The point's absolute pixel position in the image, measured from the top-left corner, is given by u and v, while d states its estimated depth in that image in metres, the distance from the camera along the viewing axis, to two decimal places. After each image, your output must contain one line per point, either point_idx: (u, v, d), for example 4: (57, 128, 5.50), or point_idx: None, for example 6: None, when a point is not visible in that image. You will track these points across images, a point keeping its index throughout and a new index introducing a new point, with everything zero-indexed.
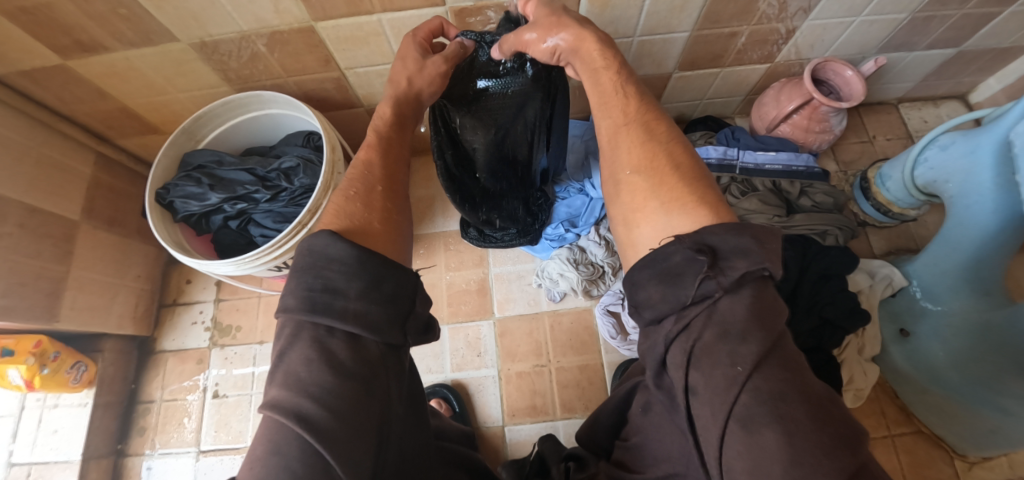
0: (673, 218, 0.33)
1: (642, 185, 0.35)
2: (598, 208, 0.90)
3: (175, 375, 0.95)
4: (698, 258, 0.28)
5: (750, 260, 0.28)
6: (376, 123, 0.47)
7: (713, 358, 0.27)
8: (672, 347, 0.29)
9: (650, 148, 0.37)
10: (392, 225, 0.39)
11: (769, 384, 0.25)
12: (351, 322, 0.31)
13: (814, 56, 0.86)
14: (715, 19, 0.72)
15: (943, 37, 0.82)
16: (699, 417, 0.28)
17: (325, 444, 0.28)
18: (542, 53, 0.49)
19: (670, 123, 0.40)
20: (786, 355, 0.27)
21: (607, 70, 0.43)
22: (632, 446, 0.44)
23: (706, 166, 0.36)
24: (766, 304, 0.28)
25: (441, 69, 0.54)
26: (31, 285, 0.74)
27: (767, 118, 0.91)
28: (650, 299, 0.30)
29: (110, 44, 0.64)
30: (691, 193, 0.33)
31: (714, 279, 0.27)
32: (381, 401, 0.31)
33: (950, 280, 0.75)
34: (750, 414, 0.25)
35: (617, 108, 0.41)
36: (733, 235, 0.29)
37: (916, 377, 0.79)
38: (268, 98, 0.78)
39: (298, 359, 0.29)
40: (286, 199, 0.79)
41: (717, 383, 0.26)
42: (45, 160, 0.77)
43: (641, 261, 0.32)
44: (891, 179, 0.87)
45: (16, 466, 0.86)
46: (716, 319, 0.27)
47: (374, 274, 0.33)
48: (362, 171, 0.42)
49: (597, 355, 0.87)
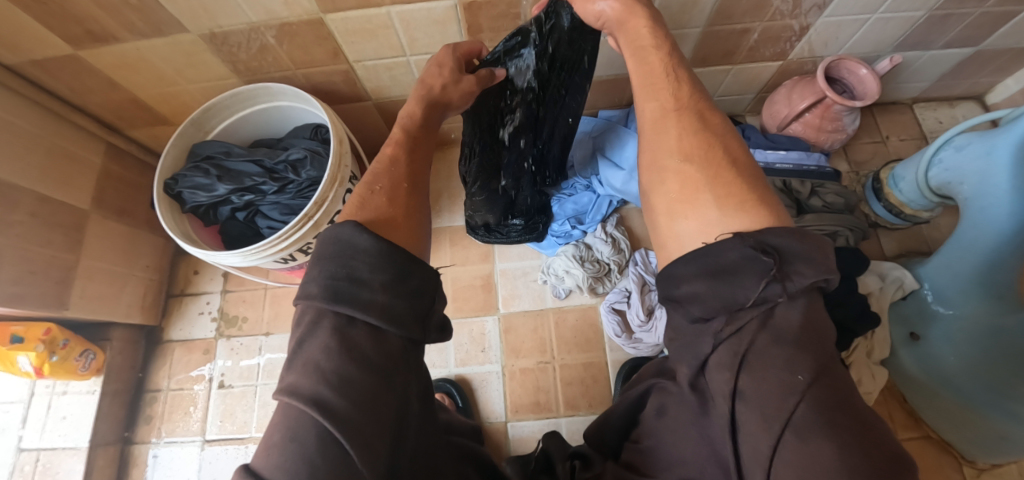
0: (728, 216, 0.31)
1: (694, 175, 0.34)
2: (605, 205, 0.91)
3: (181, 364, 0.96)
4: (760, 258, 0.27)
5: (816, 269, 0.27)
6: (404, 121, 0.48)
7: (769, 363, 0.26)
8: (718, 348, 0.29)
9: (703, 139, 0.36)
10: (415, 222, 0.39)
11: (826, 395, 0.25)
12: (375, 313, 0.30)
13: (828, 54, 0.84)
14: (727, 14, 0.71)
15: (961, 36, 0.81)
16: (743, 423, 0.28)
17: (346, 431, 0.27)
18: (589, 15, 0.50)
19: (721, 116, 0.39)
20: (835, 374, 0.26)
21: (655, 49, 0.43)
22: (644, 450, 0.43)
23: (759, 167, 0.35)
24: (818, 314, 0.28)
25: (473, 88, 0.56)
26: (42, 273, 0.75)
27: (778, 116, 0.90)
28: (698, 295, 0.29)
29: (121, 35, 0.64)
30: (748, 192, 0.32)
31: (778, 283, 0.27)
32: (398, 396, 0.31)
33: (962, 285, 0.74)
34: (806, 422, 0.25)
35: (666, 94, 0.40)
36: (795, 239, 0.28)
37: (926, 382, 0.78)
38: (277, 90, 0.78)
39: (318, 346, 0.29)
40: (293, 192, 0.79)
41: (773, 389, 0.26)
42: (57, 150, 0.78)
43: (688, 253, 0.31)
44: (904, 181, 0.85)
45: (26, 450, 0.87)
46: (771, 326, 0.27)
47: (399, 268, 0.33)
48: (388, 166, 0.42)
49: (601, 353, 0.87)
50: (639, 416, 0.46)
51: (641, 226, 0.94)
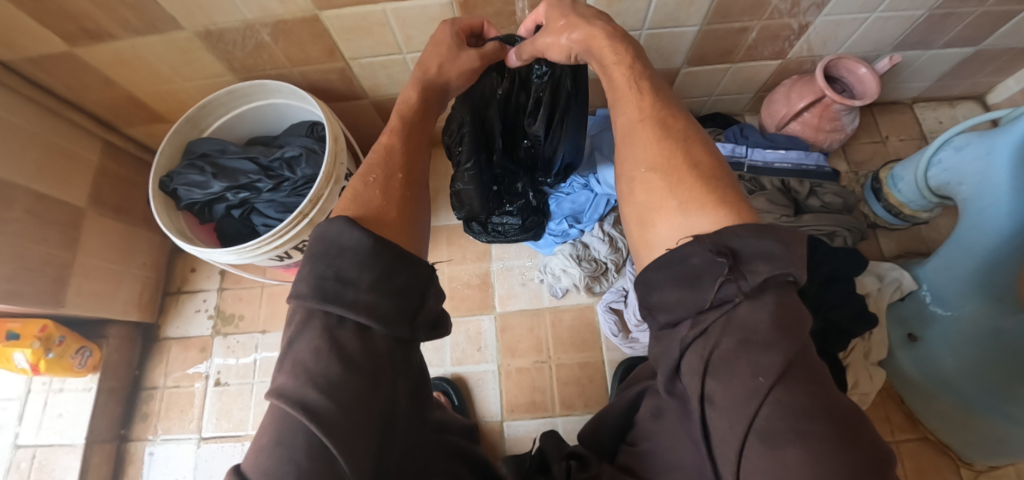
0: (692, 219, 0.31)
1: (658, 183, 0.34)
2: (603, 204, 0.89)
3: (179, 362, 0.96)
4: (717, 261, 0.27)
5: (774, 265, 0.26)
6: (400, 109, 0.48)
7: (733, 367, 0.25)
8: (687, 352, 0.29)
9: (668, 144, 0.36)
10: (408, 215, 0.39)
11: (792, 398, 0.24)
12: (362, 313, 0.30)
13: (827, 53, 0.84)
14: (725, 13, 0.71)
15: (961, 35, 0.80)
16: (716, 428, 0.27)
17: (329, 434, 0.27)
18: (558, 56, 0.48)
19: (688, 119, 0.39)
20: (806, 374, 0.25)
21: (618, 65, 0.42)
22: (641, 453, 0.43)
23: (728, 166, 0.35)
24: (789, 309, 0.26)
25: (473, 65, 0.53)
26: (37, 270, 0.74)
27: (776, 115, 0.89)
28: (666, 302, 0.30)
29: (116, 32, 0.64)
30: (712, 192, 0.32)
31: (734, 283, 0.26)
32: (387, 396, 0.31)
33: (961, 286, 0.73)
34: (771, 428, 0.24)
35: (632, 105, 0.40)
36: (757, 238, 0.27)
37: (924, 385, 0.77)
38: (273, 88, 0.78)
39: (307, 347, 0.29)
40: (288, 190, 0.78)
41: (738, 393, 0.25)
42: (53, 147, 0.78)
43: (657, 261, 0.31)
44: (903, 181, 0.85)
45: (22, 447, 0.87)
46: (734, 327, 0.26)
47: (387, 266, 0.32)
48: (383, 156, 0.42)
49: (598, 352, 0.87)
50: (637, 417, 0.47)
51: None
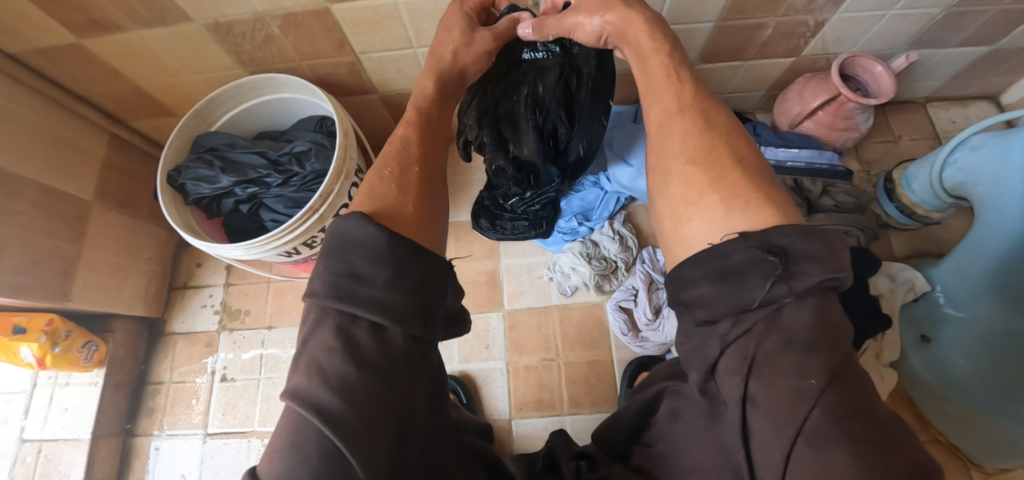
0: (734, 216, 0.30)
1: (698, 177, 0.33)
2: (612, 202, 0.90)
3: (184, 357, 0.95)
4: (767, 259, 0.26)
5: (824, 268, 0.25)
6: (417, 100, 0.47)
7: (780, 369, 0.25)
8: (726, 352, 0.27)
9: (708, 138, 0.34)
10: (424, 210, 0.38)
11: (841, 401, 0.24)
12: (375, 310, 0.29)
13: (842, 51, 0.82)
14: (740, 9, 0.70)
15: (978, 34, 0.79)
16: (755, 430, 0.26)
17: (343, 437, 0.27)
18: (587, 38, 0.48)
19: (727, 115, 0.37)
20: (852, 379, 0.25)
21: (656, 53, 0.41)
22: (657, 455, 0.41)
23: (767, 166, 0.33)
24: (832, 315, 0.26)
25: (489, 45, 0.51)
26: (44, 264, 0.74)
27: (789, 114, 0.89)
28: (704, 298, 0.28)
29: (125, 24, 0.63)
30: (754, 190, 0.30)
31: (785, 283, 0.25)
32: (401, 395, 0.30)
33: (975, 287, 0.73)
34: (820, 431, 0.23)
35: (670, 96, 0.38)
36: (804, 238, 0.26)
37: (934, 386, 0.77)
38: (282, 82, 0.77)
39: (320, 346, 0.29)
40: (297, 185, 0.78)
41: (785, 395, 0.25)
42: (58, 140, 0.77)
43: (693, 257, 0.30)
44: (917, 181, 0.83)
45: (28, 441, 0.87)
46: (779, 328, 0.25)
47: (402, 261, 0.31)
48: (399, 148, 0.41)
49: (607, 351, 0.86)
50: (650, 420, 0.44)
51: (648, 224, 0.94)
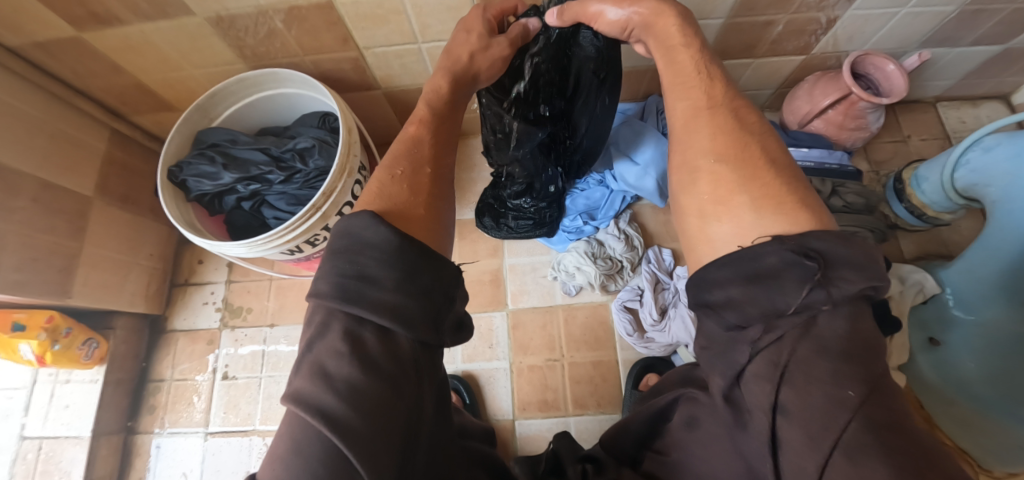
0: (765, 219, 0.29)
1: (728, 176, 0.31)
2: (618, 201, 0.89)
3: (185, 355, 0.95)
4: (803, 263, 0.25)
5: (865, 275, 0.25)
6: (429, 97, 0.45)
7: (815, 376, 0.24)
8: (755, 359, 0.27)
9: (739, 138, 0.33)
10: (433, 212, 0.37)
11: (880, 413, 0.23)
12: (385, 314, 0.28)
13: (853, 49, 0.81)
14: (751, 6, 0.68)
15: (992, 32, 0.78)
16: (786, 441, 0.26)
17: (350, 446, 0.26)
18: (609, 28, 0.46)
19: (756, 114, 0.36)
20: (888, 392, 0.25)
21: (686, 48, 0.39)
22: (672, 464, 0.40)
23: (799, 168, 0.32)
24: (866, 324, 0.26)
25: (505, 53, 0.50)
26: (44, 261, 0.73)
27: (799, 112, 0.87)
28: (733, 301, 0.27)
29: (126, 17, 0.62)
30: (788, 194, 0.29)
31: (824, 289, 0.25)
32: (409, 402, 0.29)
33: (985, 289, 0.72)
34: (859, 443, 0.23)
35: (698, 91, 0.36)
36: (843, 244, 0.26)
37: (944, 389, 0.75)
38: (285, 77, 0.76)
39: (326, 349, 0.28)
40: (301, 182, 0.77)
41: (820, 404, 0.24)
42: (59, 135, 0.76)
43: (721, 258, 0.29)
44: (927, 182, 0.82)
45: (28, 438, 0.87)
46: (814, 334, 0.25)
47: (411, 264, 0.30)
48: (411, 147, 0.40)
49: (612, 352, 0.85)
50: (662, 426, 0.44)
51: (654, 223, 0.93)
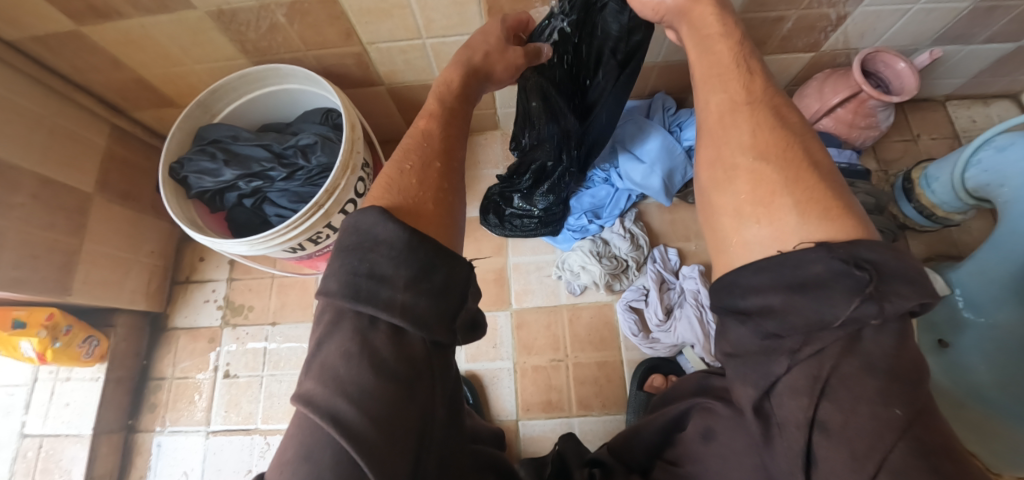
0: (811, 223, 0.27)
1: (770, 176, 0.30)
2: (623, 200, 0.88)
3: (186, 353, 0.94)
4: (853, 274, 0.24)
5: (917, 291, 0.24)
6: (440, 91, 0.44)
7: (859, 394, 0.24)
8: (792, 371, 0.25)
9: (781, 136, 0.32)
10: (445, 208, 0.36)
11: (928, 436, 0.23)
12: (397, 314, 0.27)
13: (864, 46, 0.80)
14: (761, 1, 0.67)
15: (1005, 30, 0.76)
16: (822, 460, 0.25)
17: (361, 452, 0.25)
18: (647, 9, 0.46)
19: (799, 114, 0.35)
20: (932, 415, 0.24)
21: (724, 38, 0.38)
22: (685, 476, 0.39)
23: (838, 169, 0.31)
24: (909, 343, 0.25)
25: (520, 60, 0.52)
26: (43, 258, 0.72)
27: (807, 110, 0.86)
28: (772, 308, 0.26)
29: (125, 11, 0.61)
30: (832, 198, 0.29)
31: (876, 302, 0.24)
32: (422, 406, 0.29)
33: (997, 290, 0.71)
34: (906, 467, 0.22)
35: (736, 85, 0.35)
36: (893, 258, 0.25)
37: (955, 393, 0.74)
38: (287, 72, 0.75)
39: (336, 351, 0.27)
40: (303, 179, 0.76)
41: (868, 424, 0.23)
42: (58, 130, 0.75)
43: (758, 263, 0.28)
44: (937, 181, 0.80)
45: (28, 436, 0.86)
46: (860, 351, 0.24)
47: (424, 262, 0.29)
48: (421, 141, 0.39)
49: (617, 352, 0.85)
50: (675, 434, 0.43)
51: (660, 222, 0.92)
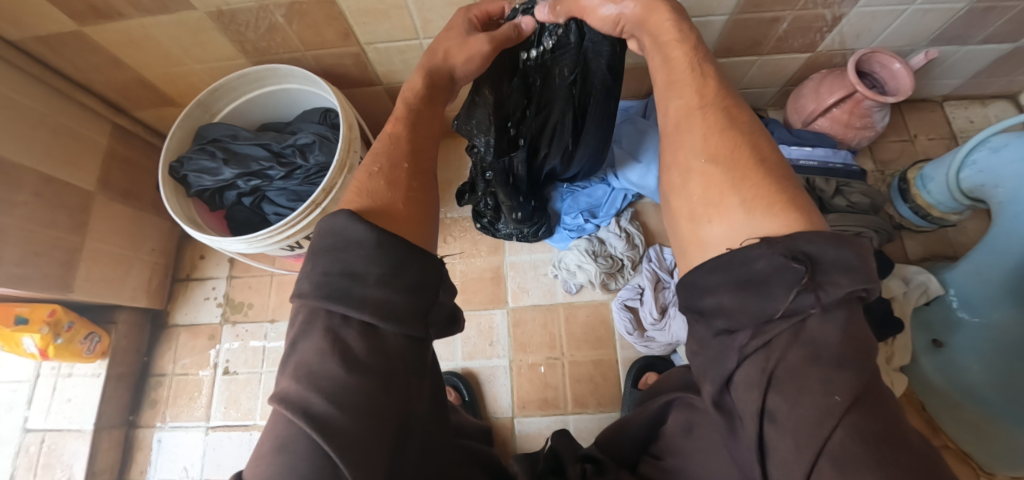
0: (758, 219, 0.28)
1: (720, 177, 0.31)
2: (620, 199, 0.89)
3: (187, 349, 0.95)
4: (792, 266, 0.25)
5: (854, 279, 0.24)
6: (406, 95, 0.44)
7: (804, 385, 0.24)
8: (743, 364, 0.26)
9: (731, 137, 0.32)
10: (417, 206, 0.36)
11: (870, 424, 0.23)
12: (369, 311, 0.28)
13: (860, 47, 0.80)
14: (757, 2, 0.67)
15: (1001, 31, 0.76)
16: (775, 449, 0.25)
17: (336, 444, 0.25)
18: (602, 23, 0.46)
19: (750, 112, 0.35)
20: (880, 403, 0.24)
21: (680, 43, 0.39)
22: (670, 469, 0.40)
23: (792, 165, 0.32)
24: (860, 328, 0.25)
25: (484, 49, 0.48)
26: (45, 255, 0.73)
27: (804, 111, 0.86)
28: (723, 307, 0.27)
29: (126, 11, 0.62)
30: (778, 192, 0.29)
31: (812, 293, 0.24)
32: (398, 399, 0.29)
33: (993, 291, 0.72)
34: (848, 453, 0.22)
35: (691, 90, 0.36)
36: (833, 247, 0.25)
37: (948, 393, 0.74)
38: (285, 72, 0.76)
39: (311, 348, 0.27)
40: (300, 178, 0.77)
41: (809, 412, 0.24)
42: (61, 129, 0.76)
43: (710, 263, 0.29)
44: (933, 182, 0.80)
45: (31, 431, 0.87)
46: (805, 339, 0.25)
47: (396, 260, 0.30)
48: (387, 146, 0.39)
49: (612, 350, 0.85)
50: (661, 429, 0.43)
51: (656, 222, 0.92)
